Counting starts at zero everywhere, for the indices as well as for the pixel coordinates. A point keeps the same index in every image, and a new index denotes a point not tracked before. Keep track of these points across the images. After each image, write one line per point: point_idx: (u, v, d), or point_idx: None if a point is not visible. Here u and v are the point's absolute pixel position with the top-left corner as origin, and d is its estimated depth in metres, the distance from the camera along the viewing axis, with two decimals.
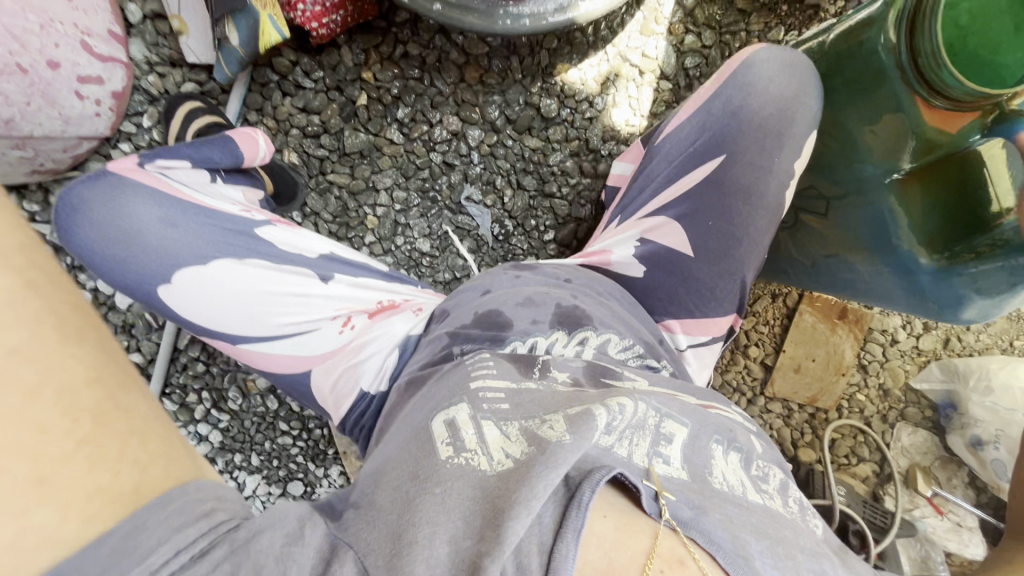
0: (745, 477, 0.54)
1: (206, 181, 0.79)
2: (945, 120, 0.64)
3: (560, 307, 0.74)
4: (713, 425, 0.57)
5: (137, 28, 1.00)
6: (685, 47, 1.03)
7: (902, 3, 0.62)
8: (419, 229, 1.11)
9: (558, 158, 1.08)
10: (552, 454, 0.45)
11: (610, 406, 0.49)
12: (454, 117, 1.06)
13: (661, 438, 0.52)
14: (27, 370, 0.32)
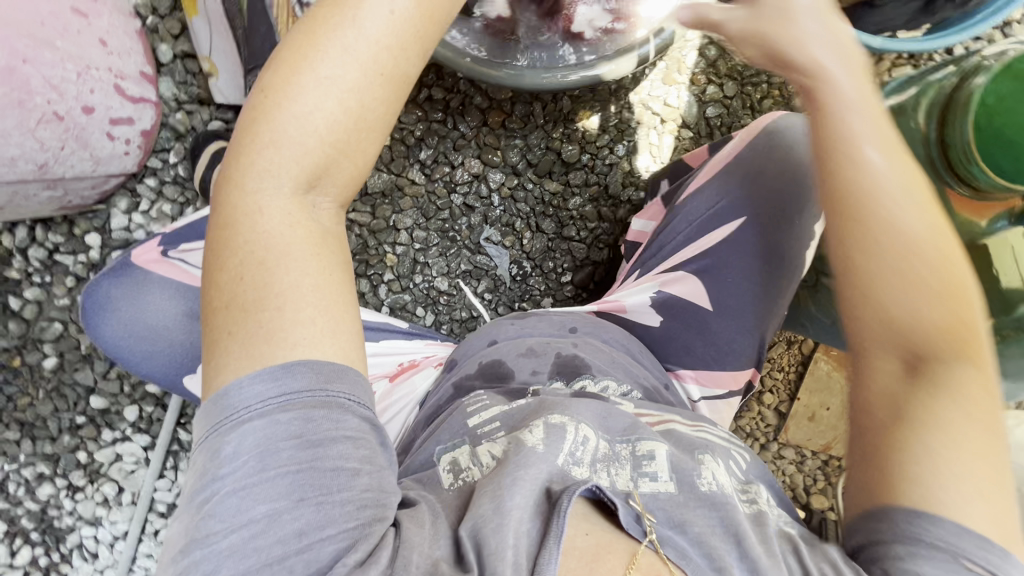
0: (732, 482, 0.61)
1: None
2: (978, 209, 0.78)
3: (559, 357, 0.78)
4: (694, 440, 0.63)
5: (167, 67, 1.02)
6: (707, 97, 1.04)
7: (933, 97, 0.75)
8: (438, 268, 1.12)
9: (578, 203, 1.09)
10: (527, 455, 0.52)
11: (575, 431, 0.57)
12: (476, 160, 1.08)
13: (642, 459, 0.58)
14: (297, 250, 0.44)
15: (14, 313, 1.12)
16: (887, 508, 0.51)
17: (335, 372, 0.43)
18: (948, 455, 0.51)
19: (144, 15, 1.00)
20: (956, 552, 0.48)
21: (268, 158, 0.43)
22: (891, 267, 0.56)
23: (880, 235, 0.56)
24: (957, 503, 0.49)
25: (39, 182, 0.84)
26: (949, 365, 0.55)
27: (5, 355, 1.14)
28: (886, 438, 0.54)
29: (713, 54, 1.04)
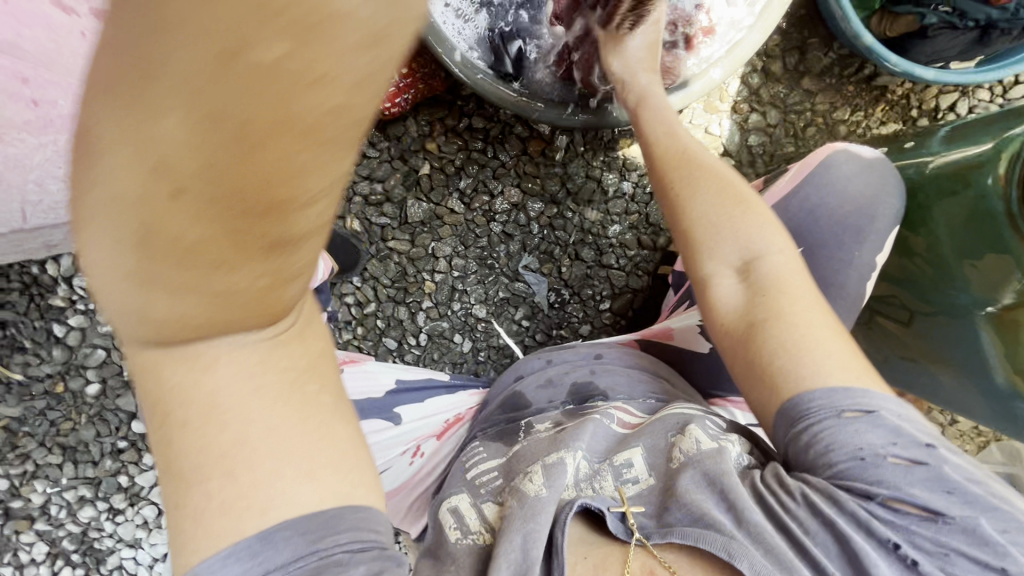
0: (699, 433, 0.65)
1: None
2: None
3: (575, 383, 0.83)
4: (660, 425, 0.68)
5: None
6: (749, 125, 1.03)
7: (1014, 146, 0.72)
8: (476, 295, 1.11)
9: (617, 231, 1.09)
10: (533, 504, 0.59)
11: (572, 462, 0.63)
12: (515, 189, 1.08)
13: (622, 466, 0.65)
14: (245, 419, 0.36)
15: (59, 339, 1.14)
16: (781, 402, 0.60)
17: (332, 516, 0.40)
18: (805, 338, 0.61)
19: None
20: (837, 408, 0.57)
21: (142, 330, 0.28)
22: (710, 225, 0.72)
23: (697, 203, 0.73)
24: (828, 369, 0.59)
25: None
26: (771, 262, 0.68)
27: (49, 380, 1.16)
28: (756, 352, 0.63)
29: (757, 81, 1.02)
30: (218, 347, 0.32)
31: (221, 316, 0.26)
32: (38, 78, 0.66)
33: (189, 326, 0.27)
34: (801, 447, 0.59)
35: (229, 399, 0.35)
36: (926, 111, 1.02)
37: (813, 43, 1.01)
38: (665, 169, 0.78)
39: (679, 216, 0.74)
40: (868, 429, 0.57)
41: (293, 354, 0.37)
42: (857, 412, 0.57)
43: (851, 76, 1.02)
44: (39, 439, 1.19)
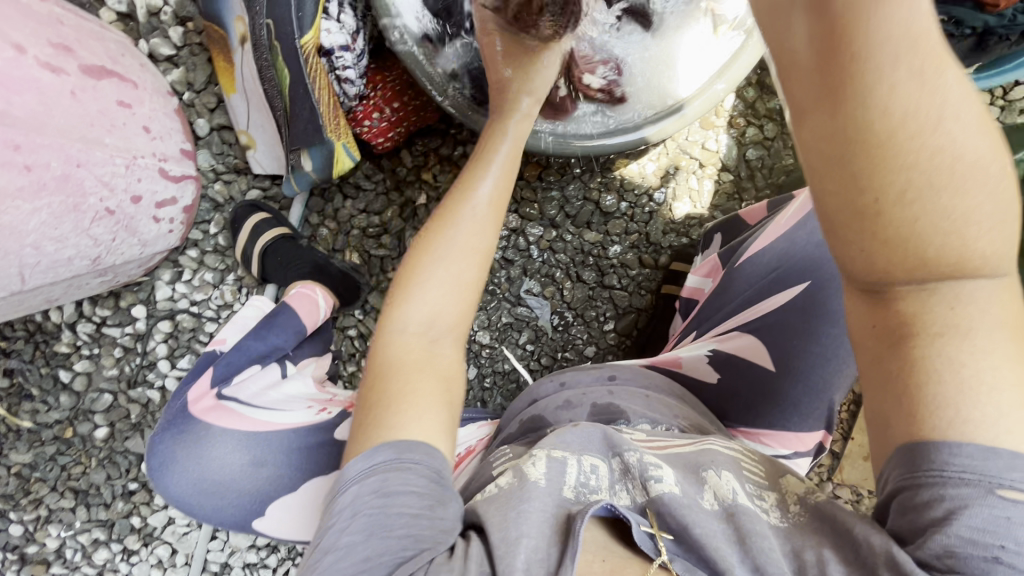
0: (738, 484, 0.54)
1: (278, 378, 0.70)
2: None
3: (595, 405, 0.76)
4: (695, 460, 0.57)
5: (204, 140, 1.03)
6: (746, 140, 1.03)
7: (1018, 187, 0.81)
8: (479, 321, 1.10)
9: (618, 251, 1.08)
10: (528, 488, 0.51)
11: (578, 462, 0.55)
12: (513, 215, 1.07)
13: (648, 464, 0.55)
14: (426, 358, 0.58)
15: (65, 386, 1.14)
16: (911, 436, 0.40)
17: (407, 444, 0.51)
18: (982, 396, 0.38)
19: (180, 91, 1.01)
20: (991, 479, 0.38)
21: (409, 318, 0.60)
22: (920, 256, 0.36)
23: (913, 224, 0.35)
24: (1004, 432, 0.38)
25: (91, 273, 0.85)
26: (974, 299, 0.38)
27: (58, 426, 1.16)
28: (903, 374, 0.40)
29: (752, 95, 1.02)
30: (422, 334, 0.59)
31: (445, 309, 0.61)
32: (29, 143, 0.64)
33: (429, 310, 0.60)
34: (914, 498, 0.41)
35: (401, 354, 0.58)
36: None
37: None
38: (877, 153, 0.33)
39: (856, 224, 0.36)
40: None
41: (449, 371, 0.59)
42: (1018, 494, 0.38)
43: None
44: (51, 484, 1.19)
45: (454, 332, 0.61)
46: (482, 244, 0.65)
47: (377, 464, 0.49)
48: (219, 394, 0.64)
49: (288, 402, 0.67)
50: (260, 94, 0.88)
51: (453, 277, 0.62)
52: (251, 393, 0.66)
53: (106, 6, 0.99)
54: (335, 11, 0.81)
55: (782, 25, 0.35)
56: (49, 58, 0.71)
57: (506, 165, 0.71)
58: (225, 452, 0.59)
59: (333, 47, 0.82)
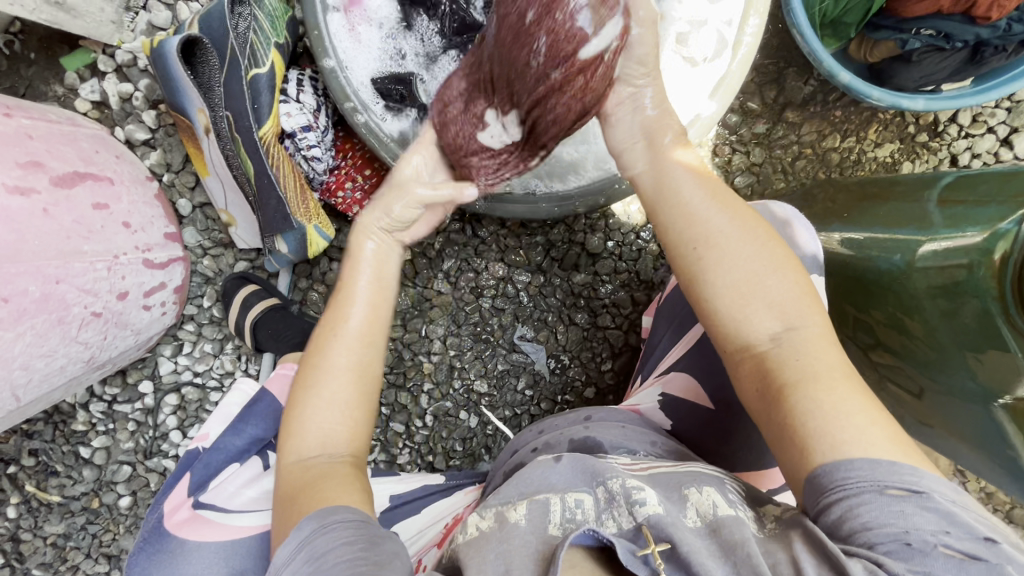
0: (719, 498, 0.53)
1: (258, 471, 0.72)
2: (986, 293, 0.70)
3: (572, 442, 0.72)
4: (680, 480, 0.56)
5: (188, 218, 1.05)
6: (733, 167, 0.96)
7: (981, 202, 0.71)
8: (475, 370, 1.09)
9: (608, 291, 1.07)
10: (506, 531, 0.50)
11: (562, 500, 0.53)
12: (499, 264, 1.07)
13: (631, 487, 0.52)
14: (324, 469, 0.58)
15: (87, 460, 1.18)
16: (810, 469, 0.49)
17: (330, 511, 0.51)
18: (835, 395, 0.51)
19: (159, 173, 1.02)
20: (880, 483, 0.45)
21: (305, 440, 0.59)
22: (742, 285, 0.57)
23: (726, 264, 0.58)
24: (872, 446, 0.47)
25: (88, 370, 0.87)
26: (803, 331, 0.55)
27: (84, 498, 1.19)
28: (789, 423, 0.52)
29: (735, 121, 0.96)
30: (319, 452, 0.59)
31: (341, 428, 0.60)
32: (2, 275, 0.66)
33: (318, 430, 0.59)
34: (832, 525, 0.46)
35: (302, 473, 0.58)
36: (924, 125, 0.95)
37: (790, 73, 0.94)
38: (709, 246, 0.59)
39: (697, 281, 0.59)
40: (916, 511, 0.43)
41: (357, 476, 0.58)
42: (904, 490, 0.44)
43: (836, 102, 0.95)
44: (85, 551, 1.20)
45: (356, 443, 0.61)
46: (372, 341, 0.63)
47: (306, 534, 0.50)
48: (194, 504, 0.68)
49: (267, 499, 0.69)
50: (231, 179, 0.88)
51: (339, 390, 0.60)
52: (226, 495, 0.69)
53: (81, 98, 1.00)
54: (293, 93, 0.83)
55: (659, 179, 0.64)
56: (18, 180, 0.72)
57: (388, 239, 0.67)
58: (202, 566, 0.63)
59: (295, 129, 0.83)
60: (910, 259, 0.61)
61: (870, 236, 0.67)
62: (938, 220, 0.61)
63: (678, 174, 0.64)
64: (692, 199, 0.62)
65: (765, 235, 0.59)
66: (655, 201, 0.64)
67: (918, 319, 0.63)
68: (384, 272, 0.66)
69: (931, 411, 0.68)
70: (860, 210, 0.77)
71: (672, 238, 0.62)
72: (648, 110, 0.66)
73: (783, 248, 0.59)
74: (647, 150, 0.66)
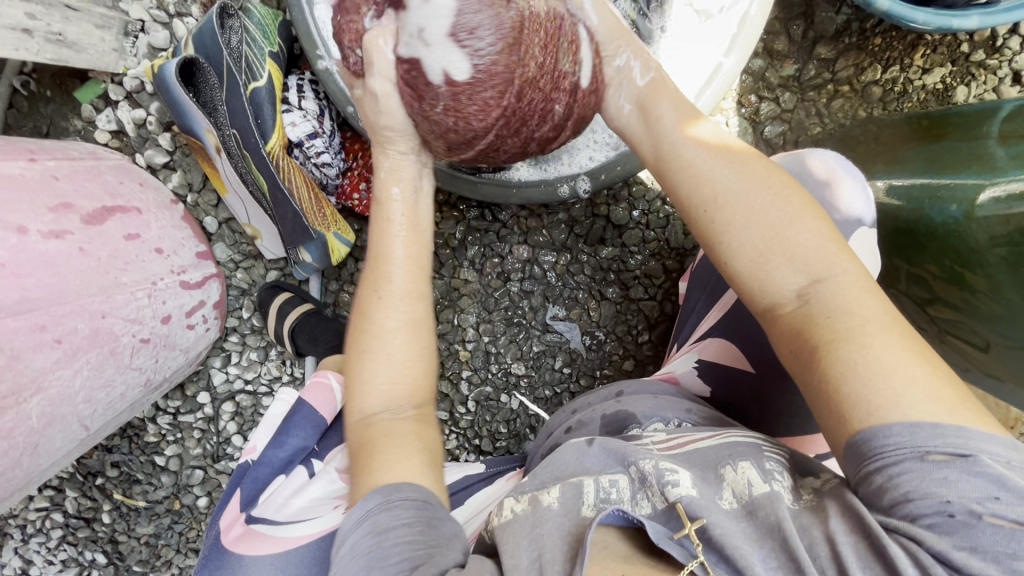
0: (753, 473, 0.50)
1: (304, 480, 0.75)
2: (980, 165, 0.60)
3: (604, 418, 0.70)
4: (716, 455, 0.53)
5: (216, 234, 1.07)
6: (762, 117, 0.89)
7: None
8: (511, 353, 1.08)
9: (639, 262, 1.04)
10: (540, 513, 0.49)
11: (596, 480, 0.51)
12: (523, 246, 1.05)
13: (664, 469, 0.50)
14: (384, 428, 0.59)
15: (163, 467, 1.26)
16: (848, 435, 0.45)
17: (393, 487, 0.53)
18: (873, 352, 0.45)
19: (183, 195, 1.05)
20: (921, 449, 0.42)
21: (372, 396, 0.60)
22: (761, 241, 0.53)
23: (738, 221, 0.53)
24: (909, 408, 0.43)
25: (147, 391, 0.92)
26: (833, 282, 0.50)
27: (167, 501, 1.27)
28: (824, 388, 0.47)
29: (760, 66, 0.88)
30: (381, 414, 0.60)
31: (401, 383, 0.60)
32: (53, 316, 0.70)
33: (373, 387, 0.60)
34: (873, 494, 0.43)
35: (364, 436, 0.59)
36: (980, 42, 0.85)
37: (818, 4, 0.86)
38: (718, 201, 0.55)
39: (714, 241, 0.55)
40: (962, 478, 0.40)
41: (415, 423, 0.60)
42: (947, 456, 0.41)
43: (874, 28, 0.85)
44: (175, 547, 1.30)
45: (416, 395, 0.61)
46: (418, 290, 0.62)
47: (369, 509, 0.51)
48: (247, 519, 0.71)
49: (314, 508, 0.73)
50: (248, 194, 0.88)
51: (388, 351, 0.60)
52: (276, 507, 0.73)
53: (99, 129, 1.02)
54: (295, 101, 0.82)
55: (657, 134, 0.59)
56: (51, 225, 0.75)
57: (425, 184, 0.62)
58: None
59: (302, 138, 0.82)
60: (970, 210, 0.57)
61: (920, 185, 0.63)
62: (1006, 166, 0.57)
63: (675, 130, 0.59)
64: (694, 149, 0.57)
65: (779, 181, 0.54)
66: (655, 157, 0.60)
67: (980, 274, 0.58)
68: (418, 217, 0.63)
69: (999, 364, 0.63)
70: (906, 155, 0.71)
71: (684, 198, 0.57)
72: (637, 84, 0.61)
73: (798, 192, 0.54)
74: (638, 114, 0.61)
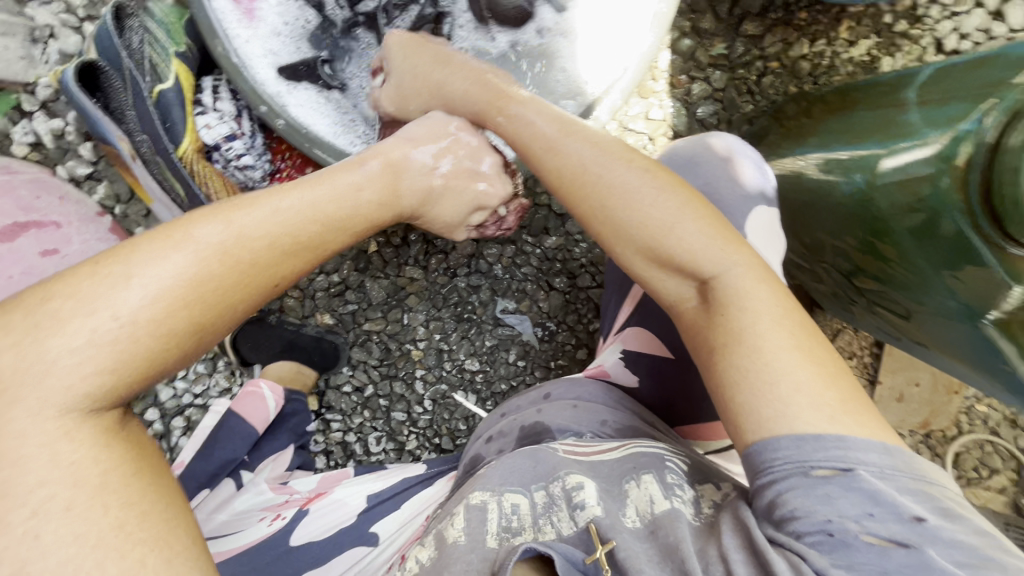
0: (656, 489, 0.54)
1: (230, 492, 0.75)
2: (886, 129, 0.60)
3: (521, 429, 0.69)
4: (620, 473, 0.57)
5: None
6: (694, 97, 0.88)
7: (935, 74, 0.61)
8: (464, 350, 1.06)
9: (583, 250, 1.04)
10: (447, 553, 0.51)
11: (502, 504, 0.55)
12: (467, 240, 1.03)
13: (571, 488, 0.54)
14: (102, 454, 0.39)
15: None
16: (744, 448, 0.49)
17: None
18: (761, 357, 0.49)
19: (110, 207, 0.97)
20: (805, 464, 0.45)
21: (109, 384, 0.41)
22: (646, 250, 0.57)
23: (621, 235, 0.58)
24: (796, 417, 0.46)
25: None
26: (723, 278, 0.54)
27: None
28: (721, 393, 0.51)
29: (689, 45, 0.87)
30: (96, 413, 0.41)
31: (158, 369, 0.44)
32: None
33: (91, 359, 0.41)
34: (764, 509, 0.46)
35: (74, 466, 0.38)
36: (902, 13, 0.85)
37: None
38: (603, 211, 0.59)
39: (609, 247, 0.60)
40: (842, 493, 0.43)
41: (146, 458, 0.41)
42: (826, 471, 0.44)
43: (798, 4, 0.85)
44: None
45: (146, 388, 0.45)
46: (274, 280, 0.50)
47: None
48: None
49: (237, 521, 0.74)
50: (169, 201, 0.84)
51: (146, 319, 0.42)
52: (199, 521, 0.74)
53: (15, 142, 0.94)
54: (209, 102, 0.79)
55: (540, 142, 0.63)
56: None
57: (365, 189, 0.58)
58: None
59: (218, 140, 0.79)
60: (871, 178, 0.58)
61: (837, 155, 0.64)
62: (921, 125, 0.55)
63: (558, 142, 0.62)
64: (580, 154, 0.61)
65: (665, 182, 0.58)
66: (540, 167, 0.63)
67: (890, 242, 0.58)
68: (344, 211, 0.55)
69: (924, 331, 0.64)
70: (828, 126, 0.71)
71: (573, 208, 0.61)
72: (512, 100, 0.66)
73: (686, 192, 0.58)
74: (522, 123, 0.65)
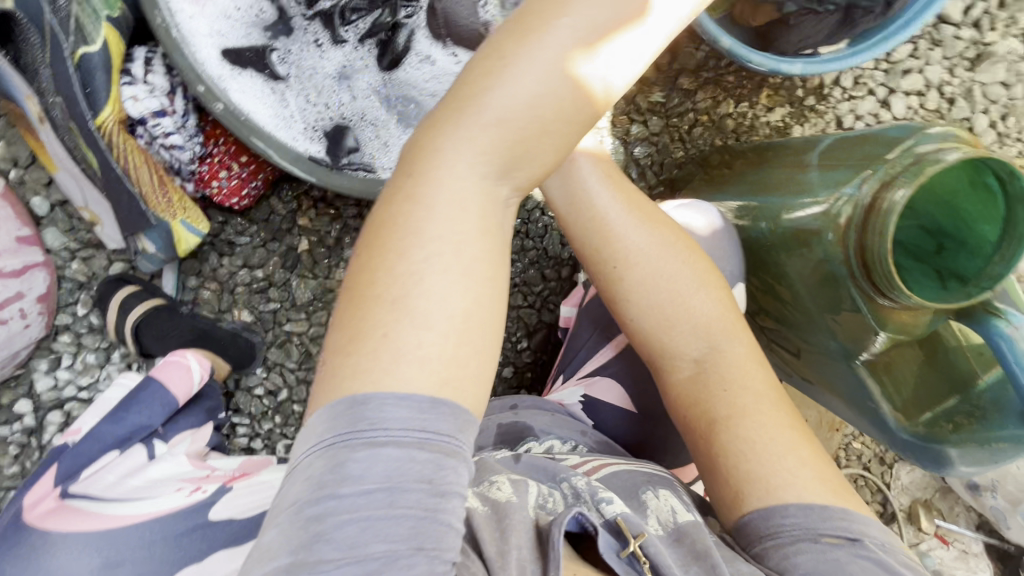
0: (676, 502, 0.60)
1: (142, 461, 0.74)
2: (786, 185, 0.69)
3: (500, 428, 0.75)
4: (635, 484, 0.62)
5: (47, 219, 0.94)
6: (632, 137, 0.95)
7: (829, 142, 0.71)
8: None
9: (518, 269, 1.06)
10: (505, 507, 0.53)
11: (537, 487, 0.58)
12: None
13: (598, 488, 0.57)
14: (438, 277, 0.43)
15: None
16: (750, 511, 0.55)
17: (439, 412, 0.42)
18: (764, 432, 0.58)
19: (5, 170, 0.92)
20: (814, 532, 0.52)
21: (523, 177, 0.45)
22: (659, 307, 0.62)
23: (644, 288, 0.62)
24: (801, 489, 0.55)
25: None
26: (726, 351, 0.62)
27: None
28: (724, 458, 0.58)
29: (631, 90, 0.94)
30: (412, 260, 0.43)
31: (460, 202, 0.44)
32: None
33: (508, 126, 0.43)
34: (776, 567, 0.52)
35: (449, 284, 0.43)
36: (811, 89, 0.97)
37: (681, 38, 0.93)
38: (626, 261, 0.62)
39: (621, 297, 0.63)
40: (851, 559, 0.50)
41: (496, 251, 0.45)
42: (837, 540, 0.52)
43: (727, 67, 0.94)
44: None
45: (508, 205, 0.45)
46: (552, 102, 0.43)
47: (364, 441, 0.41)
48: (62, 494, 0.68)
49: (151, 487, 0.72)
50: (80, 172, 0.78)
51: (577, 77, 0.43)
52: (104, 485, 0.70)
53: None
54: (140, 74, 0.75)
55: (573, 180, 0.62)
56: None
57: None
58: (70, 557, 0.61)
59: (145, 115, 0.75)
60: (773, 225, 0.68)
61: (750, 205, 0.73)
62: (817, 185, 0.64)
63: (591, 188, 0.63)
64: (607, 204, 0.63)
65: (685, 251, 0.64)
66: (569, 206, 0.63)
67: (787, 288, 0.69)
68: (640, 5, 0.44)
69: (808, 366, 0.75)
70: (744, 177, 0.80)
71: (586, 261, 0.64)
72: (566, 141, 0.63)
73: (706, 265, 0.65)
74: None
